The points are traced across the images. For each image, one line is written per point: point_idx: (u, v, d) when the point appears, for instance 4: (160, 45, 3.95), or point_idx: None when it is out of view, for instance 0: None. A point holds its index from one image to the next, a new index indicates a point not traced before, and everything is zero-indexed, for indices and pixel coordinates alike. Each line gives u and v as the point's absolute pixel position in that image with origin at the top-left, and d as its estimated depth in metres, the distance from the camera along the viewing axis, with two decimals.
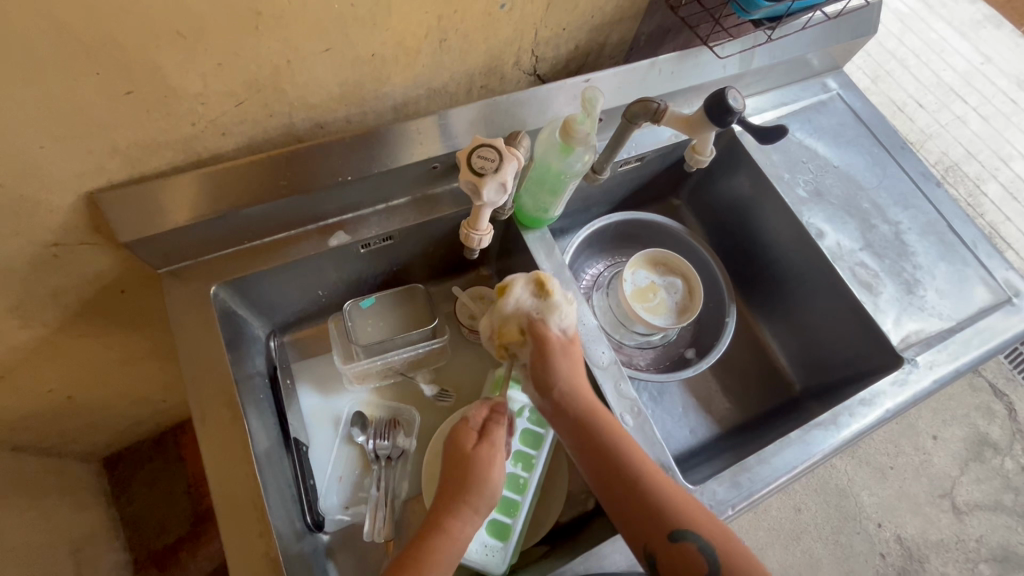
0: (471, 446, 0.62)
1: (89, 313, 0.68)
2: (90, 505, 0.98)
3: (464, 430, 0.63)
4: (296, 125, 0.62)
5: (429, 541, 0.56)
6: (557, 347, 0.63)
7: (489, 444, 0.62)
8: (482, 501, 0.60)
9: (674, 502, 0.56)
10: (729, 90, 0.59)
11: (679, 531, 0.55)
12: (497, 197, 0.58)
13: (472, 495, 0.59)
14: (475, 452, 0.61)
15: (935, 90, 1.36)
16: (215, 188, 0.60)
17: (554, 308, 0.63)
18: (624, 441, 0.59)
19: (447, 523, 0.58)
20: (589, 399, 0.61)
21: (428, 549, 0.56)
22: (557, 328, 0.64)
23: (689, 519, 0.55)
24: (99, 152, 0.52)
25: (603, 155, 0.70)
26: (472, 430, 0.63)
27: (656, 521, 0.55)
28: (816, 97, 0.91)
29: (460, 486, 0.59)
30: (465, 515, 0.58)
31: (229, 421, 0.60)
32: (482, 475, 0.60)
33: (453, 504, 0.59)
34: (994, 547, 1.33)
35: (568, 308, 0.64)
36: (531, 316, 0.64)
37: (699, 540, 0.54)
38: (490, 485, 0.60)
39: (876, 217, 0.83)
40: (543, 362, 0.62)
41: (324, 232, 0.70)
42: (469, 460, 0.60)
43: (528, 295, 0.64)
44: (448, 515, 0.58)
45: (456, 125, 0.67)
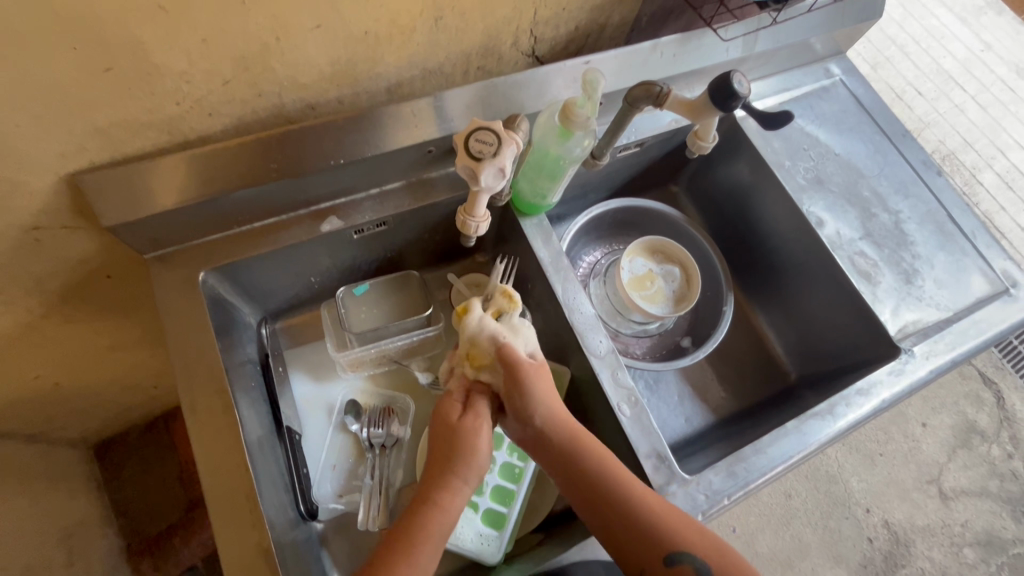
0: (458, 417, 0.61)
1: (73, 299, 0.66)
2: (82, 491, 0.97)
3: (449, 402, 0.62)
4: (286, 106, 0.60)
5: (419, 519, 0.56)
6: (528, 371, 0.60)
7: (474, 415, 0.61)
8: (472, 474, 0.59)
9: (667, 522, 0.56)
10: (734, 73, 0.57)
11: (674, 553, 0.55)
12: (496, 182, 0.57)
13: (461, 467, 0.58)
14: (462, 423, 0.60)
15: (935, 77, 1.34)
16: (203, 170, 0.58)
17: (517, 325, 0.62)
18: (613, 467, 0.58)
19: (438, 497, 0.57)
20: (573, 426, 0.61)
21: (419, 530, 0.55)
22: (523, 349, 0.62)
23: (684, 540, 0.55)
24: (80, 132, 0.50)
25: (603, 140, 0.68)
26: (458, 404, 0.62)
27: (651, 547, 0.55)
28: (818, 83, 0.89)
29: (449, 458, 0.59)
30: (456, 487, 0.58)
31: (219, 411, 0.59)
32: (469, 445, 0.59)
33: (442, 480, 0.58)
34: (979, 532, 1.35)
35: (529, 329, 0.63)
36: (497, 338, 0.61)
37: (694, 560, 0.55)
38: (479, 456, 0.60)
39: (876, 206, 0.82)
40: (516, 389, 0.60)
41: (316, 217, 0.69)
42: (458, 431, 0.60)
43: (490, 316, 0.62)
44: (438, 488, 0.58)
45: (452, 107, 0.65)
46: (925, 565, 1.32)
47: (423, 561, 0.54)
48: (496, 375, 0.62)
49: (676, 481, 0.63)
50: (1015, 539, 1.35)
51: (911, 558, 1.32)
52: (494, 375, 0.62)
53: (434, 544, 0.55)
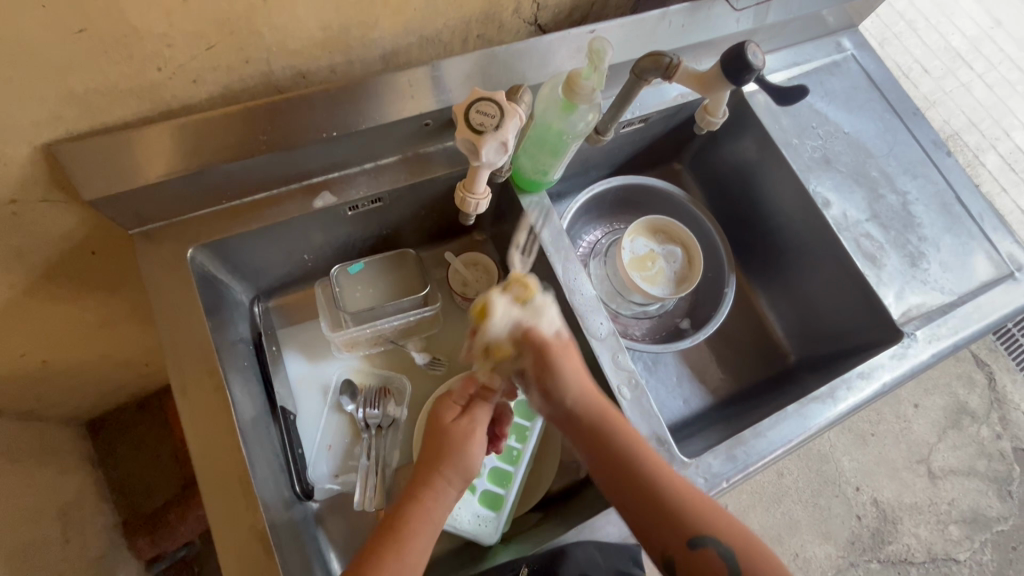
0: (451, 420, 0.60)
1: (57, 276, 0.64)
2: (76, 468, 0.97)
3: (446, 405, 0.61)
4: (275, 74, 0.57)
5: (402, 516, 0.55)
6: (555, 352, 0.59)
7: (469, 420, 0.60)
8: (459, 474, 0.57)
9: (690, 506, 0.56)
10: (749, 44, 0.55)
11: (698, 536, 0.54)
12: (497, 157, 0.54)
13: (449, 466, 0.57)
14: (453, 426, 0.59)
15: (943, 55, 1.31)
16: (190, 140, 0.55)
17: (541, 311, 0.59)
18: (643, 449, 0.58)
19: (420, 493, 0.56)
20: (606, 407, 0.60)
21: (406, 528, 0.54)
22: (548, 330, 0.60)
23: (707, 524, 0.55)
24: (55, 98, 0.47)
25: (608, 115, 0.65)
26: (455, 404, 0.62)
27: (675, 528, 0.55)
28: (829, 57, 0.86)
29: (435, 457, 0.58)
30: (439, 486, 0.56)
31: (211, 391, 0.58)
32: (458, 447, 0.58)
33: (428, 479, 0.57)
34: (965, 510, 1.38)
35: (552, 308, 0.60)
36: (521, 324, 0.59)
37: (718, 544, 0.54)
38: (468, 458, 0.58)
39: (884, 186, 0.80)
40: (546, 371, 0.60)
41: (309, 191, 0.66)
42: (447, 431, 0.59)
43: (511, 305, 0.58)
44: (422, 484, 0.56)
45: (450, 77, 0.62)
46: (911, 541, 1.34)
47: (407, 561, 0.53)
48: (522, 362, 0.61)
49: (675, 464, 0.62)
50: (1000, 517, 1.38)
51: (897, 535, 1.34)
52: (520, 362, 0.61)
53: (422, 541, 0.54)
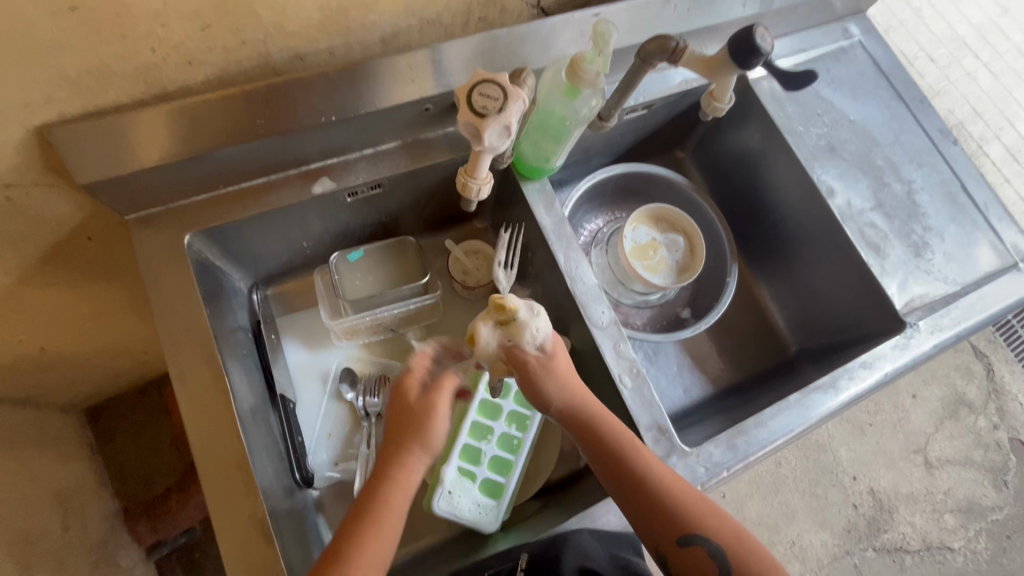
0: (419, 395, 0.59)
1: (53, 262, 0.63)
2: (75, 455, 0.97)
3: (410, 380, 0.59)
4: (272, 56, 0.55)
5: (376, 496, 0.55)
6: (541, 368, 0.57)
7: (430, 397, 0.58)
8: (426, 449, 0.57)
9: (684, 504, 0.57)
10: (757, 27, 0.54)
11: (690, 535, 0.56)
12: (499, 142, 0.53)
13: (415, 442, 0.57)
14: (417, 404, 0.58)
15: (948, 43, 1.27)
16: (186, 124, 0.54)
17: (524, 331, 0.54)
18: (637, 450, 0.58)
19: (392, 472, 0.56)
20: (597, 410, 0.60)
21: (380, 508, 0.55)
22: (535, 346, 0.56)
23: (699, 524, 0.56)
24: (46, 79, 0.46)
25: (612, 101, 0.64)
26: (420, 381, 0.60)
27: (669, 527, 0.56)
28: (836, 44, 0.84)
29: (401, 433, 0.57)
30: (410, 463, 0.57)
31: (210, 379, 0.57)
32: (422, 428, 0.57)
33: (397, 457, 0.57)
34: (961, 499, 1.39)
35: (537, 322, 0.54)
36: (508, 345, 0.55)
37: (708, 542, 0.56)
38: (435, 436, 0.58)
39: (890, 175, 0.80)
40: (532, 383, 0.58)
41: (307, 177, 0.65)
42: (414, 409, 0.58)
43: (496, 331, 0.54)
44: (394, 465, 0.56)
45: (451, 61, 0.61)
46: (906, 530, 1.35)
47: (389, 533, 0.54)
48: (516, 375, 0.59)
49: (676, 454, 0.62)
50: (994, 506, 1.39)
51: (893, 523, 1.35)
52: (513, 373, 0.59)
53: (395, 522, 0.55)
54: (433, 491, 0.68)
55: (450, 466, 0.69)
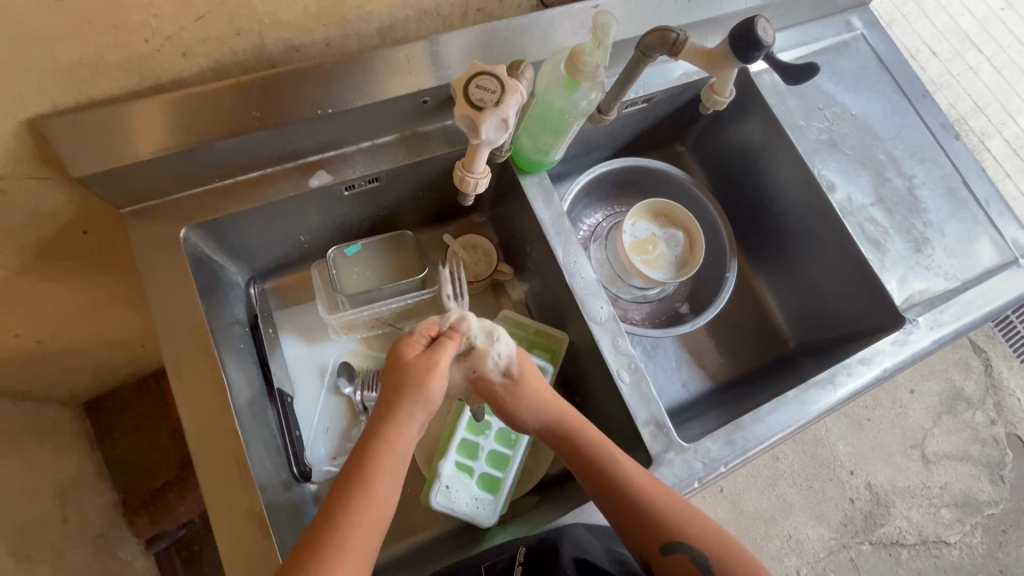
0: (417, 355, 0.57)
1: (49, 256, 0.62)
2: (74, 448, 0.97)
3: (410, 341, 0.58)
4: (267, 47, 0.55)
5: (367, 457, 0.53)
6: (506, 394, 0.62)
7: (430, 355, 0.57)
8: (422, 407, 0.56)
9: (668, 513, 0.56)
10: (759, 19, 0.53)
11: (672, 543, 0.56)
12: (497, 135, 0.53)
13: (412, 400, 0.55)
14: (415, 360, 0.56)
15: (951, 37, 1.21)
16: (181, 116, 0.54)
17: (480, 356, 0.59)
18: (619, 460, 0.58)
19: (386, 432, 0.54)
20: (578, 423, 0.61)
21: (372, 467, 0.52)
22: (496, 370, 0.60)
23: (682, 532, 0.56)
24: (38, 70, 0.45)
25: (611, 94, 0.64)
26: (421, 339, 0.59)
27: (651, 534, 0.56)
28: (838, 37, 0.84)
29: (395, 392, 0.56)
30: (404, 422, 0.55)
31: (206, 373, 0.57)
32: (421, 384, 0.55)
33: (390, 415, 0.55)
34: (957, 493, 1.39)
35: (494, 347, 0.59)
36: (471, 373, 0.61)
37: (692, 550, 0.55)
38: (433, 393, 0.56)
39: (891, 170, 0.79)
40: (500, 406, 0.63)
41: (304, 170, 0.65)
42: (411, 367, 0.56)
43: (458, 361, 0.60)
44: (387, 424, 0.54)
45: (449, 52, 0.60)
46: (903, 524, 1.36)
47: (381, 496, 0.51)
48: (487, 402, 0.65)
49: (673, 449, 0.62)
50: (991, 501, 1.39)
51: (889, 517, 1.36)
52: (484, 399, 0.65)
53: (392, 483, 0.52)
54: (431, 485, 0.68)
55: (448, 460, 0.69)
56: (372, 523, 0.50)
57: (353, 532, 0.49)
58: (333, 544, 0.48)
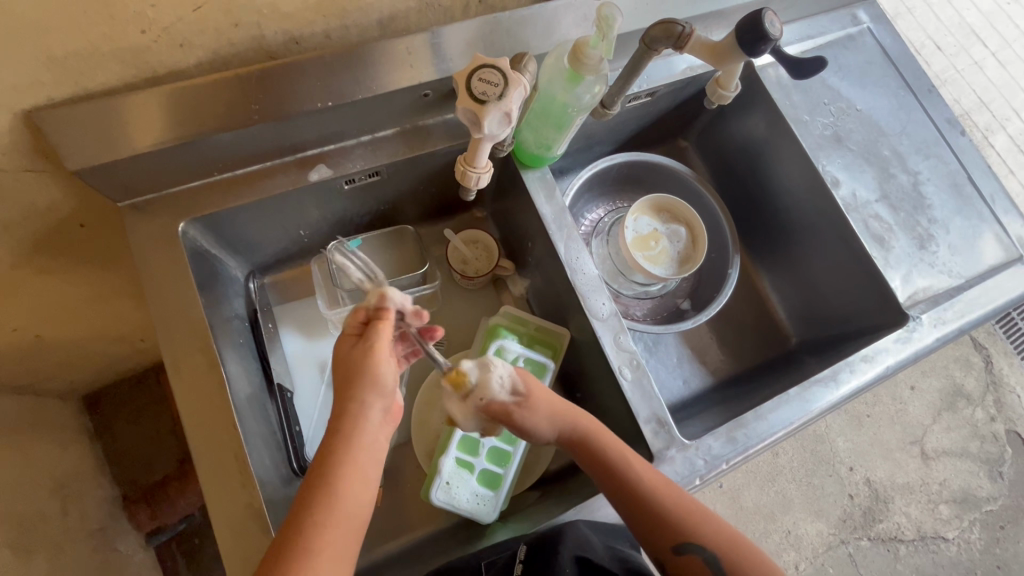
0: (353, 347, 0.53)
1: (45, 250, 0.62)
2: (73, 441, 0.97)
3: (342, 339, 0.55)
4: (266, 39, 0.54)
5: (332, 452, 0.50)
6: (517, 415, 0.60)
7: (365, 343, 0.53)
8: (375, 392, 0.52)
9: (680, 515, 0.56)
10: (767, 11, 0.52)
11: (685, 543, 0.56)
12: (500, 129, 0.52)
13: (361, 389, 0.51)
14: (353, 354, 0.53)
15: (956, 31, 1.18)
16: (178, 108, 0.53)
17: (482, 387, 0.58)
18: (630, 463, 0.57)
19: (342, 426, 0.51)
20: (590, 424, 0.61)
21: (334, 463, 0.49)
22: (501, 393, 0.59)
23: (694, 534, 0.56)
24: (33, 61, 0.44)
25: (615, 87, 0.63)
26: (354, 331, 0.55)
27: (663, 536, 0.56)
28: (844, 30, 0.83)
29: (343, 383, 0.52)
30: (360, 413, 0.51)
31: (205, 369, 0.57)
32: (366, 375, 0.52)
33: (345, 408, 0.51)
34: (956, 490, 1.39)
35: (493, 374, 0.59)
36: (481, 404, 0.59)
37: (703, 551, 0.56)
38: (381, 378, 0.52)
39: (896, 166, 0.78)
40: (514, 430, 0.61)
41: (303, 164, 0.64)
42: (350, 362, 0.53)
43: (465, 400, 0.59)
44: (342, 417, 0.51)
45: (451, 45, 0.60)
46: (901, 520, 1.36)
47: (346, 492, 0.49)
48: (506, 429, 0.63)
49: (675, 446, 0.62)
50: (989, 497, 1.40)
51: (888, 513, 1.36)
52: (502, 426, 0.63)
53: (362, 477, 0.50)
54: (431, 481, 0.68)
55: (448, 456, 0.69)
56: (345, 521, 0.48)
57: (322, 530, 0.47)
58: (307, 546, 0.46)
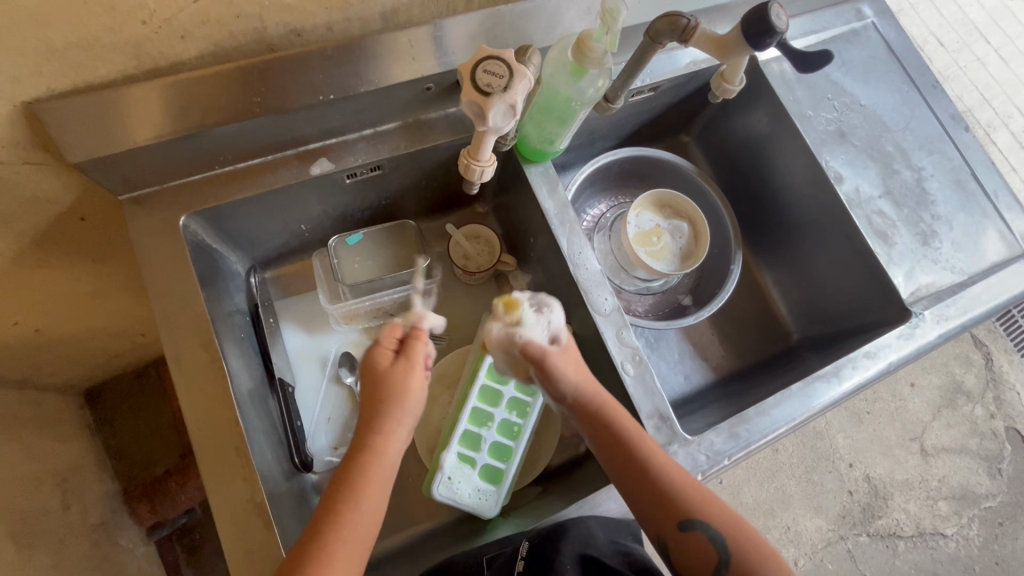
0: (390, 363, 0.58)
1: (46, 244, 0.62)
2: (74, 436, 0.97)
3: (379, 351, 0.58)
4: (268, 31, 0.53)
5: (358, 468, 0.53)
6: (552, 359, 0.60)
7: (407, 359, 0.58)
8: (408, 411, 0.56)
9: (685, 490, 0.56)
10: (773, 4, 0.52)
11: (689, 520, 0.55)
12: (504, 122, 0.52)
13: (394, 406, 0.55)
14: (392, 369, 0.57)
15: (959, 27, 1.17)
16: (180, 100, 0.53)
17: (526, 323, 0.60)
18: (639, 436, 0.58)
19: (371, 441, 0.54)
20: (604, 398, 0.60)
21: (360, 476, 0.52)
22: (544, 336, 0.61)
23: (699, 511, 0.55)
24: (32, 52, 0.44)
25: (619, 81, 0.63)
26: (390, 347, 0.59)
27: (667, 511, 0.56)
28: (848, 25, 0.82)
29: (375, 401, 0.56)
30: (388, 429, 0.55)
31: (207, 363, 0.57)
32: (402, 389, 0.56)
33: (376, 425, 0.55)
34: (955, 486, 1.40)
35: (543, 314, 0.61)
36: (520, 340, 0.60)
37: (707, 528, 0.55)
38: (414, 396, 0.57)
39: (900, 162, 0.78)
40: (543, 376, 0.60)
41: (304, 158, 0.64)
42: (387, 377, 0.56)
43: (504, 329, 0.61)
44: (373, 433, 0.54)
45: (454, 38, 0.59)
46: (900, 516, 1.37)
47: (368, 504, 0.51)
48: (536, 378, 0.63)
49: (677, 442, 0.62)
50: (988, 494, 1.40)
51: (887, 510, 1.36)
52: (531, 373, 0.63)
53: (383, 493, 0.53)
54: (433, 476, 0.68)
55: (450, 451, 0.69)
56: (361, 534, 0.50)
57: (343, 541, 0.49)
58: (325, 557, 0.48)
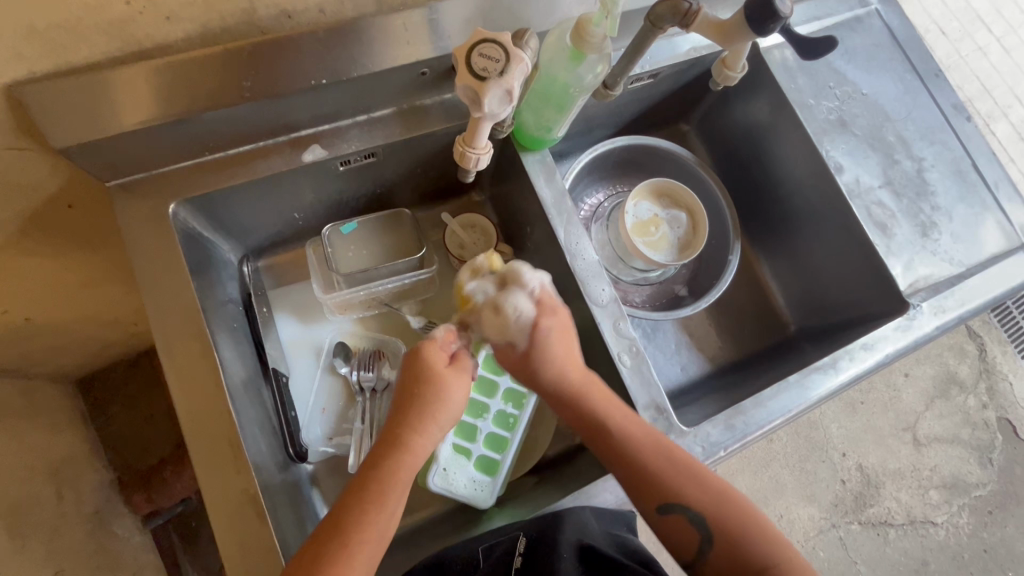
0: (445, 364, 0.56)
1: (32, 232, 0.60)
2: (66, 425, 0.96)
3: (433, 349, 0.55)
4: (258, 13, 0.51)
5: (385, 468, 0.52)
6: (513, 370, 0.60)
7: (459, 369, 0.56)
8: (446, 418, 0.55)
9: (666, 474, 0.56)
10: None
11: (669, 504, 0.55)
12: (501, 107, 0.51)
13: (437, 413, 0.54)
14: (447, 372, 0.55)
15: (961, 15, 1.15)
16: (166, 84, 0.51)
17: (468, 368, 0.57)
18: (618, 422, 0.57)
19: (407, 440, 0.53)
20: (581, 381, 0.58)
21: (388, 478, 0.51)
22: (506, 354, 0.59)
23: (682, 494, 0.55)
24: (10, 32, 0.43)
25: (618, 67, 0.61)
26: (445, 351, 0.56)
27: (648, 496, 0.56)
28: (852, 12, 0.81)
29: (417, 400, 0.54)
30: (431, 433, 0.54)
31: (198, 354, 0.56)
32: (445, 397, 0.54)
33: (416, 428, 0.53)
34: (946, 476, 1.41)
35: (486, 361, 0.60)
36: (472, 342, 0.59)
37: (688, 511, 0.55)
38: (454, 404, 0.55)
39: (900, 152, 0.77)
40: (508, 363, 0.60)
41: (296, 145, 0.62)
42: (438, 376, 0.54)
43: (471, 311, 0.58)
44: (410, 433, 0.53)
45: (449, 21, 0.58)
46: (892, 504, 1.38)
47: (392, 508, 0.51)
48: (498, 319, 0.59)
49: (674, 433, 0.62)
50: (979, 483, 1.41)
51: (879, 498, 1.38)
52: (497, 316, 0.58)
53: (403, 497, 0.52)
54: (428, 467, 0.67)
55: (446, 443, 0.69)
56: (378, 535, 0.50)
57: (360, 544, 0.49)
58: (341, 554, 0.48)
